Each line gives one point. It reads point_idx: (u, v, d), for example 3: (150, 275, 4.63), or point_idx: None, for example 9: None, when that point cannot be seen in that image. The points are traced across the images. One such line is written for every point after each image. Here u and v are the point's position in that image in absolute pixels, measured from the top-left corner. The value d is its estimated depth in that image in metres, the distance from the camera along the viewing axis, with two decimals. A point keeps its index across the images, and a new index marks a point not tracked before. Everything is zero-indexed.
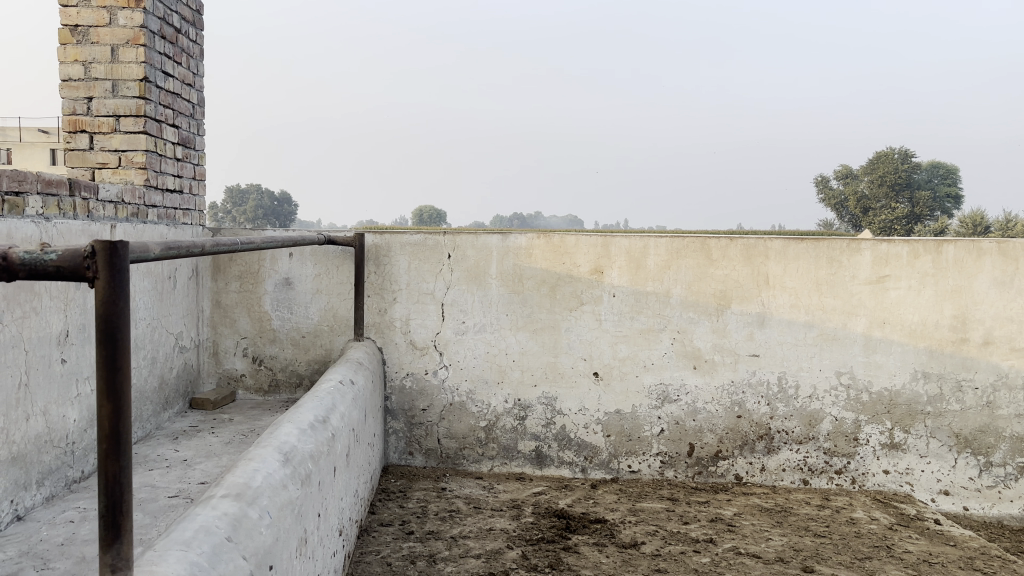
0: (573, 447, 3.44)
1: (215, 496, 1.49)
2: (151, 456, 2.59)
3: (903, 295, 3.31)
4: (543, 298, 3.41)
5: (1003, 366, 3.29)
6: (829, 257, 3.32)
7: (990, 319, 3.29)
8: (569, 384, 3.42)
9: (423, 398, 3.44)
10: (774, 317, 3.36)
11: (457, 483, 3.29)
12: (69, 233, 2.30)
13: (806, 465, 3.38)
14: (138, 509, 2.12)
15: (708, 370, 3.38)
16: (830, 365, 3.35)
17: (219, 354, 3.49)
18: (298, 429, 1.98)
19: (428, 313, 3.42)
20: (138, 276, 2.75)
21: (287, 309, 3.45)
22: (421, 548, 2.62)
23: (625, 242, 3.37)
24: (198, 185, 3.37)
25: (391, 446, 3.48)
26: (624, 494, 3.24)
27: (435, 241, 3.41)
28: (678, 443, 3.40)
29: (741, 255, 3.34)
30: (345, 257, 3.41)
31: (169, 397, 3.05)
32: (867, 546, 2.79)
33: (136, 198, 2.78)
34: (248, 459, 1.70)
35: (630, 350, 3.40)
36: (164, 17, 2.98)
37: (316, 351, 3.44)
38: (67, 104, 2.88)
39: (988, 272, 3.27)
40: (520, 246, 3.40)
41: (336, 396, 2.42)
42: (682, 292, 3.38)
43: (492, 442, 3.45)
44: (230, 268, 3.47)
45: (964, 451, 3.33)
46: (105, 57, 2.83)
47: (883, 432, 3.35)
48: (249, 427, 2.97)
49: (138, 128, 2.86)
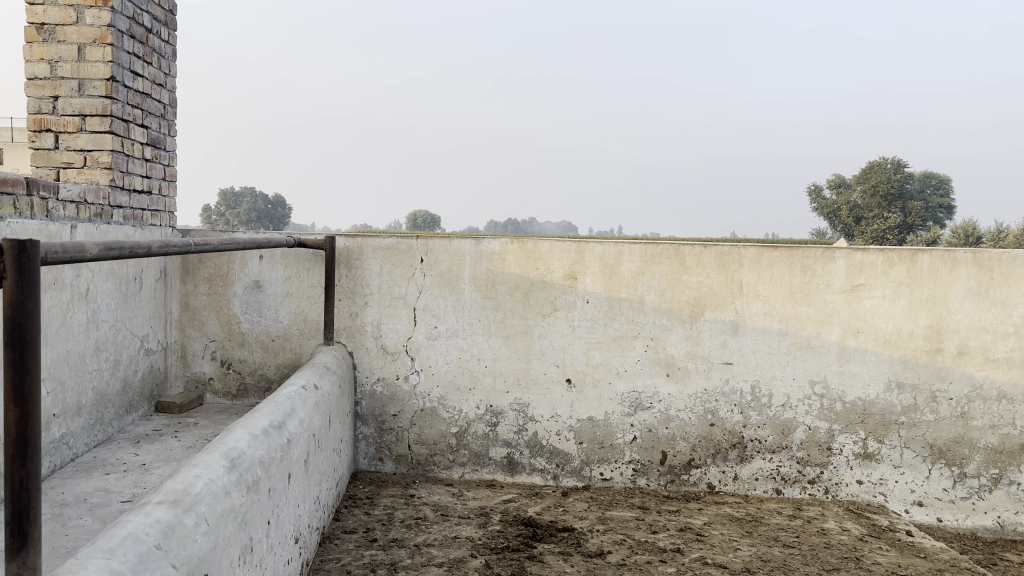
0: (545, 454, 3.41)
1: (150, 503, 1.45)
2: (109, 460, 2.55)
3: (878, 304, 3.29)
4: (516, 303, 3.38)
5: (977, 376, 3.28)
6: (803, 265, 3.31)
7: (965, 329, 3.27)
8: (542, 391, 3.40)
9: (393, 403, 3.41)
10: (747, 325, 3.33)
11: (426, 489, 3.25)
12: (25, 234, 2.26)
13: (779, 475, 3.35)
14: (88, 514, 2.08)
15: (681, 378, 3.36)
16: (803, 374, 3.33)
17: (187, 357, 3.45)
18: (249, 435, 1.94)
19: (400, 317, 3.38)
20: (101, 277, 2.71)
21: (256, 312, 3.41)
22: (383, 556, 2.58)
23: (599, 248, 3.35)
24: (168, 186, 3.33)
25: (361, 452, 3.44)
26: (594, 502, 3.21)
27: (408, 245, 3.38)
28: (651, 451, 3.37)
29: (716, 262, 3.32)
30: (316, 260, 3.38)
31: (133, 400, 3.01)
32: (836, 557, 2.77)
33: (100, 198, 2.74)
34: (191, 465, 1.67)
35: (603, 356, 3.38)
36: (133, 16, 2.95)
37: (286, 355, 3.41)
38: (32, 103, 2.85)
39: (963, 282, 3.26)
40: (493, 251, 3.37)
41: (296, 401, 2.39)
42: (655, 299, 3.35)
43: (463, 449, 3.41)
44: (199, 270, 3.44)
45: (938, 462, 3.31)
46: (71, 56, 2.79)
47: (857, 442, 3.33)
48: (214, 431, 2.93)
49: (104, 128, 2.82)
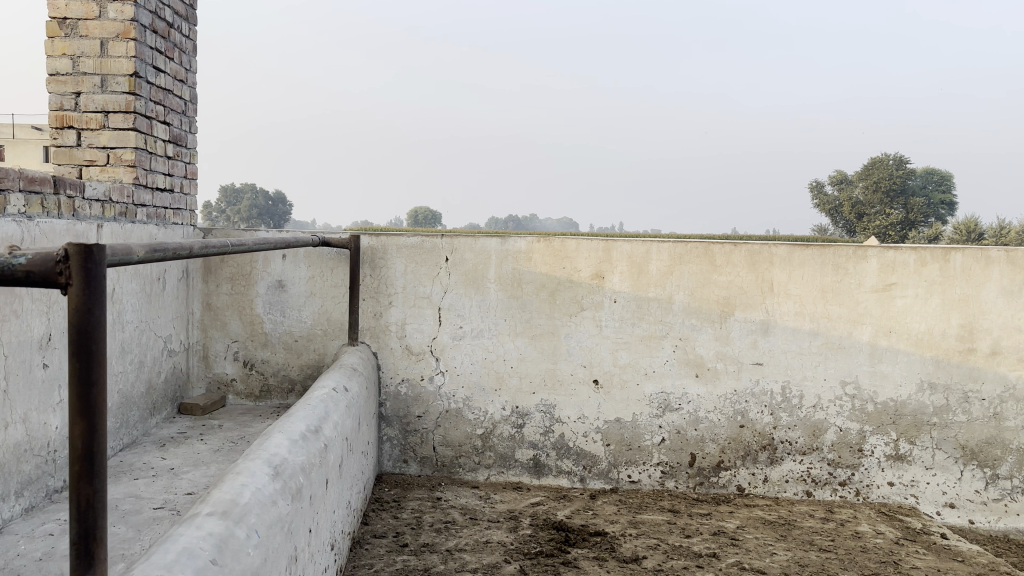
0: (571, 456, 3.36)
1: (200, 515, 1.40)
2: (136, 465, 2.50)
3: (910, 304, 3.24)
4: (543, 303, 3.33)
5: (1010, 377, 3.23)
6: (835, 264, 3.25)
7: (998, 329, 3.22)
8: (568, 392, 3.35)
9: (418, 404, 3.36)
10: (778, 325, 3.28)
11: (452, 492, 3.21)
12: (52, 233, 2.21)
13: (810, 476, 3.30)
14: (122, 522, 2.03)
15: (711, 378, 3.31)
16: (834, 375, 3.28)
17: (209, 357, 3.40)
18: (289, 440, 1.90)
19: (425, 317, 3.34)
20: (126, 278, 2.66)
21: (279, 312, 3.36)
22: (415, 561, 2.53)
23: (626, 247, 3.30)
24: (189, 184, 3.28)
25: (385, 454, 3.39)
26: (624, 505, 3.16)
27: (432, 244, 3.33)
28: (679, 453, 3.32)
29: (746, 261, 3.27)
30: (340, 259, 3.32)
31: (157, 403, 2.96)
32: (874, 561, 2.72)
33: (124, 197, 2.69)
34: (236, 473, 1.62)
35: (631, 357, 3.33)
36: (155, 11, 2.89)
37: (309, 356, 3.36)
38: (54, 99, 2.79)
39: (996, 280, 3.20)
40: (519, 250, 3.32)
41: (329, 404, 2.34)
42: (685, 299, 3.30)
43: (488, 450, 3.37)
44: (221, 269, 3.39)
45: (971, 463, 3.26)
46: (94, 52, 2.74)
47: (888, 443, 3.28)
48: (239, 434, 2.87)
49: (127, 124, 2.77)
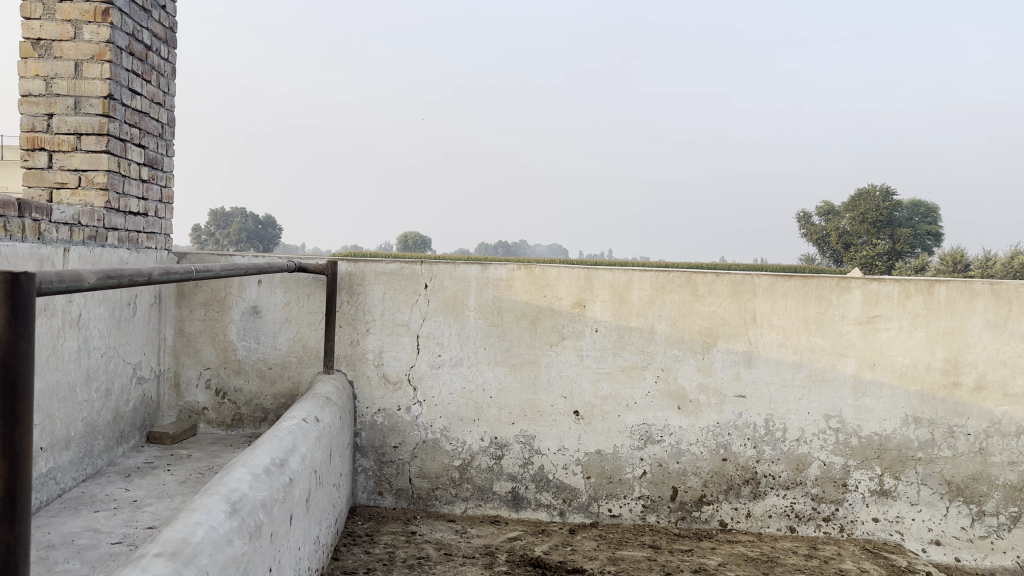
0: (551, 489, 3.28)
1: (147, 556, 1.33)
2: (98, 496, 2.42)
3: (894, 337, 3.21)
4: (523, 332, 3.28)
5: (996, 412, 3.19)
6: (818, 295, 3.22)
7: (983, 363, 3.19)
8: (548, 423, 3.28)
9: (394, 435, 3.29)
10: (761, 356, 3.24)
11: (428, 526, 3.13)
12: (15, 257, 2.15)
13: (793, 512, 3.24)
14: (76, 558, 1.95)
15: (692, 411, 3.26)
16: (818, 408, 3.23)
17: (181, 385, 3.32)
18: (251, 474, 1.83)
19: (402, 345, 3.28)
20: (93, 303, 2.59)
21: (254, 339, 3.29)
22: None
23: (608, 275, 3.25)
24: (164, 208, 3.22)
25: (360, 486, 3.31)
26: (603, 540, 3.09)
27: (411, 271, 3.27)
28: (660, 486, 3.26)
29: (728, 291, 3.23)
30: (317, 285, 3.27)
31: (125, 431, 2.89)
32: None
33: (95, 220, 2.63)
34: (190, 511, 1.55)
35: (612, 388, 3.27)
36: (133, 32, 2.86)
37: (284, 384, 3.28)
38: (25, 120, 2.74)
39: (980, 314, 3.17)
40: (499, 277, 3.27)
41: (297, 436, 2.27)
42: (667, 328, 3.26)
43: (466, 483, 3.29)
44: (195, 295, 3.32)
45: (956, 499, 3.21)
46: (68, 73, 2.70)
47: (872, 478, 3.23)
48: (208, 465, 2.79)
49: (100, 147, 2.72)
